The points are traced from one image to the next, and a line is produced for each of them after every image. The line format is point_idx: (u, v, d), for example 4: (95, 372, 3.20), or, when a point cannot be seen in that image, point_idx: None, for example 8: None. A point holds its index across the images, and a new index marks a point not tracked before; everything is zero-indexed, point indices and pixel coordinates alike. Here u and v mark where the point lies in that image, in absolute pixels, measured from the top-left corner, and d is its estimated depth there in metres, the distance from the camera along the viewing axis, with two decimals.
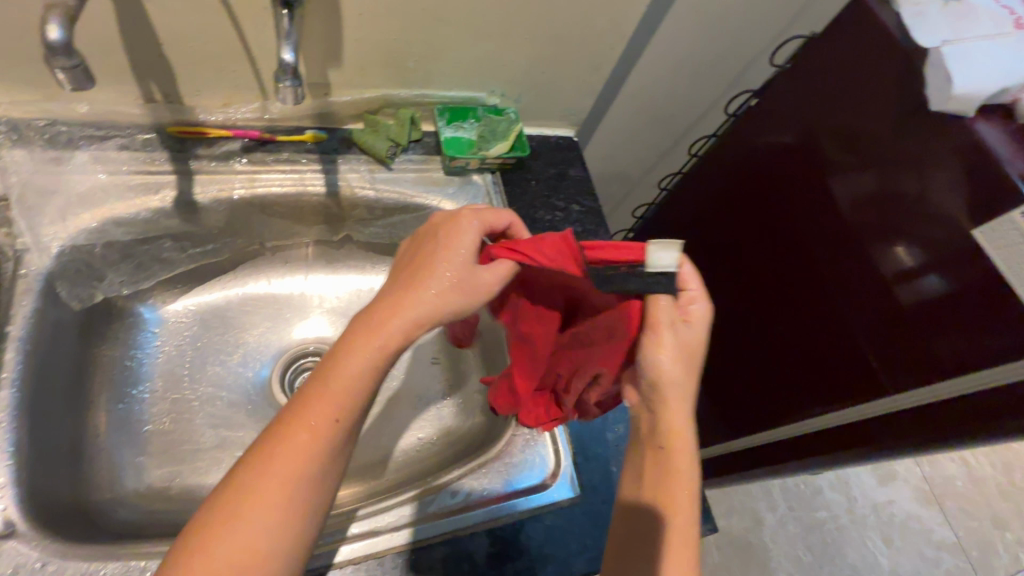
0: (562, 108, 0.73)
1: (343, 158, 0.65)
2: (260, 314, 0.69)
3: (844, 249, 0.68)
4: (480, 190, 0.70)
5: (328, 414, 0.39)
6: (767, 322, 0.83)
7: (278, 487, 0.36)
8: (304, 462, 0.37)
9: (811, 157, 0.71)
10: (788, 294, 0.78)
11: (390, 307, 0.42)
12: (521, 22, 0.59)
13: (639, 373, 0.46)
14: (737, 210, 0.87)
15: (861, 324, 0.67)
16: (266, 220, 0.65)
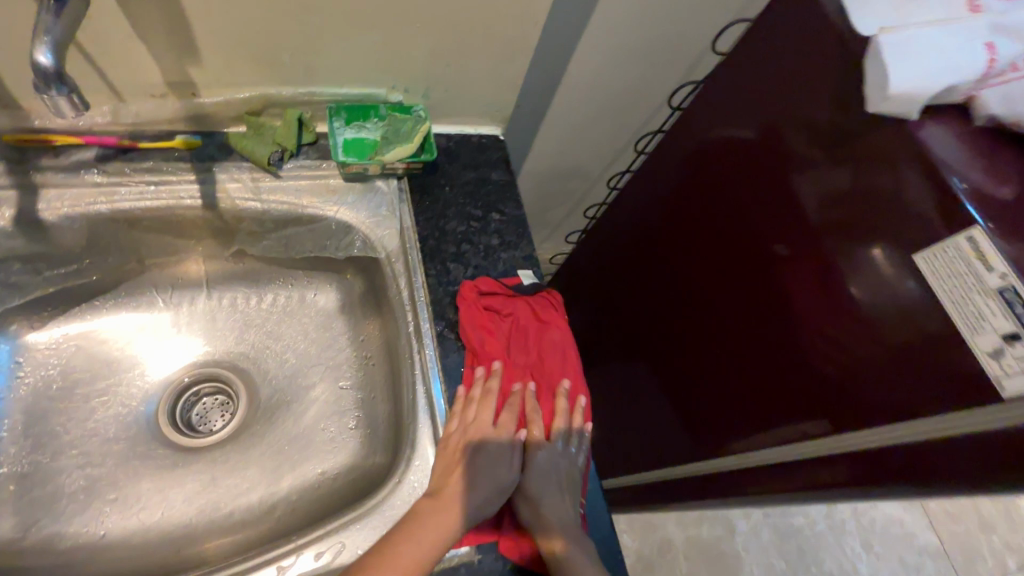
0: (480, 104, 0.65)
1: (222, 166, 0.57)
2: (143, 339, 0.63)
3: (786, 256, 0.58)
4: (384, 198, 0.63)
5: (458, 472, 0.50)
6: (705, 335, 0.72)
7: (427, 529, 0.45)
8: (444, 509, 0.47)
9: (763, 150, 0.60)
10: (740, 308, 0.65)
11: (481, 422, 0.52)
12: (408, 8, 0.51)
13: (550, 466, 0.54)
14: (682, 208, 0.76)
15: (801, 345, 0.57)
16: (137, 236, 0.58)
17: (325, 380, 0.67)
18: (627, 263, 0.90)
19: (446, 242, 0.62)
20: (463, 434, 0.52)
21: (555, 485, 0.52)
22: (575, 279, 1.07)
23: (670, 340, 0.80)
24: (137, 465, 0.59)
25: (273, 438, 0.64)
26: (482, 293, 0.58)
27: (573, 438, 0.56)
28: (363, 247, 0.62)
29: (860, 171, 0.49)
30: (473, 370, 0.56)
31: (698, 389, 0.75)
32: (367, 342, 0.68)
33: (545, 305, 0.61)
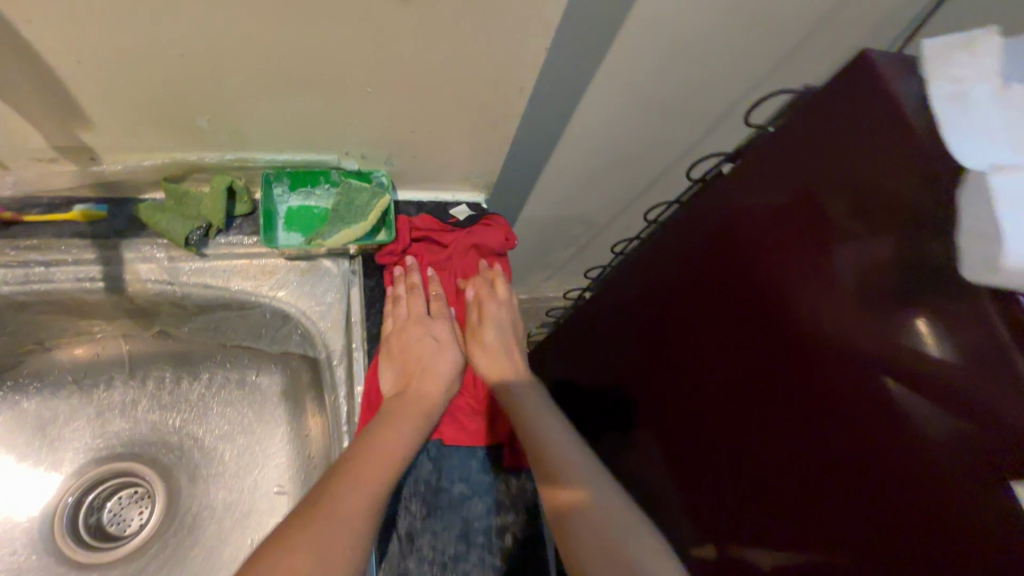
0: (456, 170, 0.55)
1: (130, 243, 0.47)
2: (45, 427, 0.54)
3: (804, 338, 0.45)
4: (332, 282, 0.52)
5: (411, 357, 0.47)
6: (698, 411, 0.59)
7: (405, 427, 0.41)
8: (412, 402, 0.43)
9: (786, 223, 0.46)
10: (747, 396, 0.52)
11: (415, 317, 0.50)
12: (355, 75, 0.40)
13: (492, 340, 0.52)
14: (675, 267, 0.61)
15: (819, 446, 0.44)
16: (33, 319, 0.49)
17: (258, 481, 0.57)
18: (617, 322, 0.76)
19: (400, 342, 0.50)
20: (402, 331, 0.49)
21: (502, 345, 0.52)
22: (569, 328, 0.93)
23: (659, 421, 0.66)
24: None
25: (190, 553, 0.54)
26: (414, 225, 0.55)
27: (507, 293, 0.56)
28: (303, 339, 0.52)
29: (905, 255, 0.37)
30: (393, 270, 0.54)
31: (692, 491, 0.61)
32: (311, 438, 0.58)
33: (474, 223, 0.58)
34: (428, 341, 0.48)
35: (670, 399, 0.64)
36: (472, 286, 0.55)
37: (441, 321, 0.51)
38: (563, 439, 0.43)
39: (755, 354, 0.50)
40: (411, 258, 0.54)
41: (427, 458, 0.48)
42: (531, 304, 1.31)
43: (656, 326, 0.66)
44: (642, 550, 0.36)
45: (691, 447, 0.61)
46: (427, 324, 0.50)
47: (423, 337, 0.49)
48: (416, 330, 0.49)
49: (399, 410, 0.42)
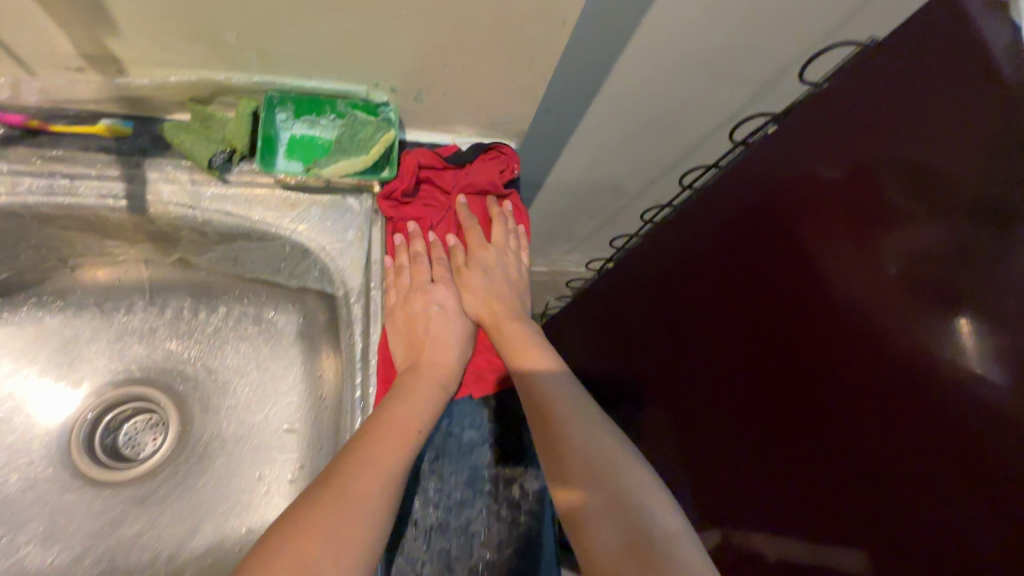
0: (486, 114, 0.53)
1: (154, 162, 0.47)
2: (65, 345, 0.55)
3: (835, 326, 0.44)
4: (354, 220, 0.51)
5: (421, 336, 0.47)
6: (710, 394, 0.58)
7: (423, 397, 0.43)
8: (426, 374, 0.45)
9: (831, 203, 0.44)
10: (768, 367, 0.50)
11: (419, 286, 0.49)
12: None
13: (494, 305, 0.51)
14: (702, 247, 0.58)
15: (842, 438, 0.44)
16: (55, 234, 0.49)
17: (269, 417, 0.58)
18: (637, 290, 0.73)
19: (408, 313, 0.48)
20: (407, 303, 0.49)
21: (508, 302, 0.52)
22: (587, 297, 0.91)
23: (673, 394, 0.64)
24: (42, 497, 0.51)
25: (199, 480, 0.55)
26: (420, 166, 0.51)
27: (509, 235, 0.55)
28: (321, 276, 0.52)
29: (960, 248, 0.36)
30: (393, 238, 0.52)
31: (703, 472, 0.60)
32: (323, 380, 0.58)
33: (480, 163, 0.54)
34: (433, 313, 0.49)
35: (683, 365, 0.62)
36: (468, 243, 0.53)
37: (445, 288, 0.50)
38: (589, 426, 0.42)
39: (777, 342, 0.49)
40: (413, 225, 0.52)
41: None
42: (551, 275, 1.29)
43: (677, 293, 0.63)
44: (650, 503, 0.37)
45: (703, 412, 0.60)
46: (431, 294, 0.49)
47: (431, 308, 0.49)
48: (421, 300, 0.49)
49: (414, 394, 0.43)
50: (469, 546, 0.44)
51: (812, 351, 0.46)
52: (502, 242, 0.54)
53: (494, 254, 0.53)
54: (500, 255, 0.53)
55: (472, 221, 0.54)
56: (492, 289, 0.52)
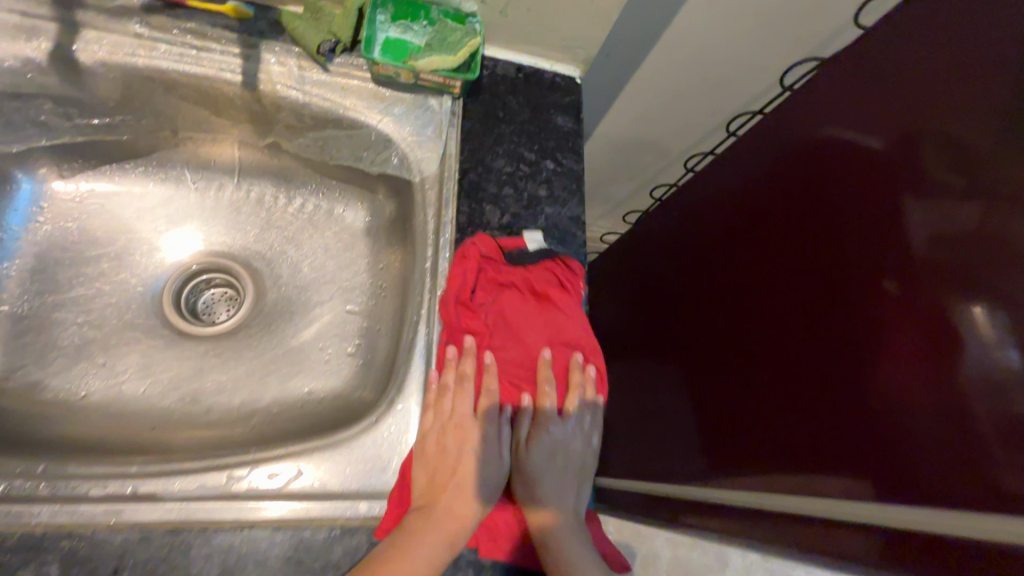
0: (560, 35, 0.58)
1: (269, 45, 0.53)
2: (160, 212, 0.61)
3: (855, 296, 0.42)
4: (433, 118, 0.57)
5: (449, 477, 0.44)
6: (724, 342, 0.59)
7: (426, 547, 0.39)
8: (439, 523, 0.41)
9: (864, 165, 0.44)
10: (774, 323, 0.51)
11: (461, 419, 0.46)
12: None
13: (537, 480, 0.47)
14: (745, 198, 0.60)
15: (822, 395, 0.44)
16: (173, 104, 0.55)
17: (333, 299, 0.64)
18: (678, 239, 0.76)
19: (442, 443, 0.45)
20: (443, 434, 0.45)
21: (558, 489, 0.47)
22: (629, 241, 0.96)
23: (687, 327, 0.68)
24: (136, 337, 0.58)
25: (269, 343, 0.61)
26: (484, 256, 0.50)
27: (582, 411, 0.50)
28: (399, 166, 0.57)
29: (973, 220, 0.35)
30: (446, 349, 0.48)
31: (698, 417, 0.61)
32: (385, 271, 0.64)
33: (569, 299, 0.52)
34: (466, 454, 0.45)
35: (707, 318, 0.64)
36: (534, 403, 0.49)
37: (487, 426, 0.47)
38: None
39: (798, 314, 0.48)
40: (469, 341, 0.49)
41: None
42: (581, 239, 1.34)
43: (716, 245, 0.65)
44: None
45: (709, 362, 0.61)
46: (471, 432, 0.46)
47: (465, 447, 0.45)
48: (459, 436, 0.46)
49: (416, 540, 0.39)
50: None
51: (817, 308, 0.46)
52: (572, 414, 0.50)
53: (557, 430, 0.49)
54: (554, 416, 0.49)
55: (544, 378, 0.50)
56: (542, 460, 0.47)
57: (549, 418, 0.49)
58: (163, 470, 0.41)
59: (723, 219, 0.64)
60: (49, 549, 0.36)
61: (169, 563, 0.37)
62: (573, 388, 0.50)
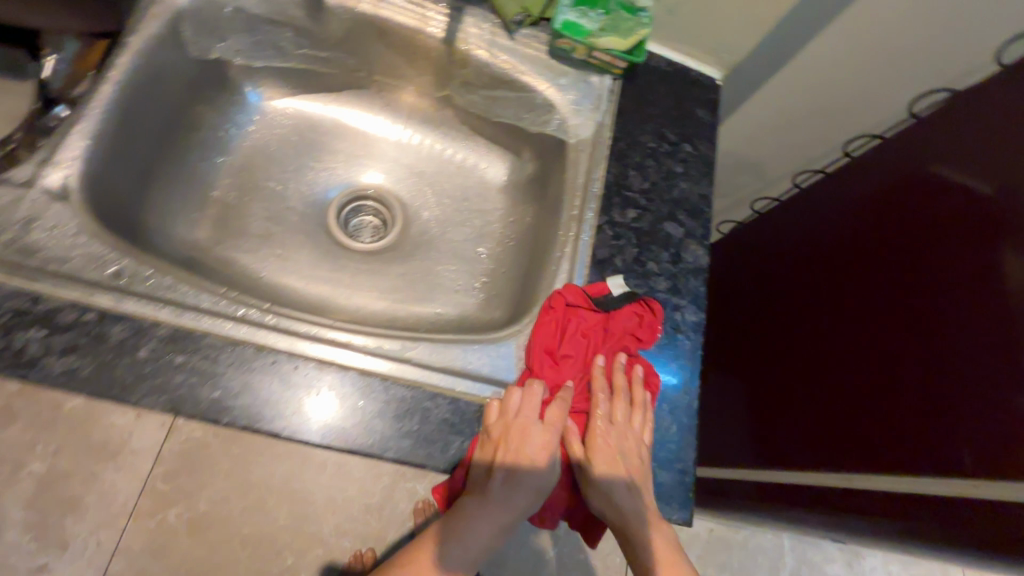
0: (713, 38, 0.66)
1: (471, 11, 0.63)
2: (340, 142, 0.71)
3: (940, 312, 0.57)
4: (594, 92, 0.65)
5: (504, 468, 0.46)
6: (821, 343, 0.72)
7: (471, 536, 0.45)
8: (489, 513, 0.45)
9: (978, 205, 0.56)
10: (879, 332, 0.64)
11: (523, 426, 0.47)
12: None
13: (594, 479, 0.48)
14: (860, 225, 0.72)
15: (915, 392, 0.58)
16: (380, 50, 0.65)
17: (467, 241, 0.72)
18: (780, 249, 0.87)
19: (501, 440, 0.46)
20: (504, 434, 0.46)
21: (620, 490, 0.47)
22: (727, 250, 1.04)
23: (784, 326, 0.80)
24: (305, 239, 0.67)
25: (410, 266, 0.69)
26: (569, 304, 0.53)
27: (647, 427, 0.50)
28: (556, 129, 0.65)
29: None
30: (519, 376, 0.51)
31: (787, 402, 0.75)
32: (516, 224, 0.72)
33: (644, 338, 0.53)
34: (523, 455, 0.47)
35: (807, 321, 0.76)
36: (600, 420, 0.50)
37: (548, 436, 0.48)
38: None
39: (894, 319, 0.62)
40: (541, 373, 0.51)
41: (633, 210, 0.60)
42: None
43: (822, 261, 0.77)
44: None
45: (805, 358, 0.74)
46: (532, 439, 0.47)
47: (523, 448, 0.47)
48: (520, 438, 0.46)
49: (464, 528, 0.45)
50: (671, 333, 0.55)
51: (919, 324, 0.59)
52: (636, 432, 0.49)
53: (618, 445, 0.48)
54: (618, 428, 0.49)
55: (610, 403, 0.50)
56: (599, 464, 0.49)
57: (609, 436, 0.49)
58: (353, 329, 0.49)
59: (832, 238, 0.76)
60: (276, 364, 0.45)
61: (356, 400, 0.45)
62: (636, 408, 0.50)
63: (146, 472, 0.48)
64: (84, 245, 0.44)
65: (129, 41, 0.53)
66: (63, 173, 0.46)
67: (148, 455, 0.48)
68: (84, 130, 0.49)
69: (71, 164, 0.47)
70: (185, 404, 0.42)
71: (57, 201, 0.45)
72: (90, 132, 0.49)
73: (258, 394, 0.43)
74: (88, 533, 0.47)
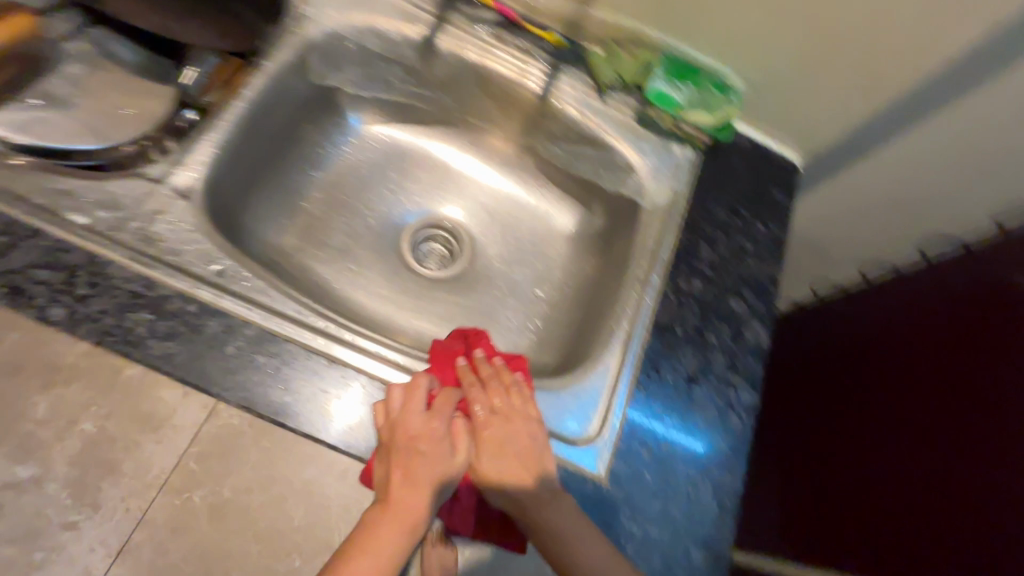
0: (797, 125, 0.67)
1: (568, 71, 0.67)
2: (425, 172, 0.76)
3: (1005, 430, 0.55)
4: (673, 162, 0.67)
5: (399, 463, 0.42)
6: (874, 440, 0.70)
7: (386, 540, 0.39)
8: (400, 511, 0.40)
9: None
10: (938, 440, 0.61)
11: (407, 422, 0.43)
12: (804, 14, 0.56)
13: (496, 466, 0.45)
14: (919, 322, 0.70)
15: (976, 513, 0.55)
16: (477, 95, 0.70)
17: (527, 282, 0.74)
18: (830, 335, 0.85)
19: (393, 430, 0.43)
20: (390, 431, 0.43)
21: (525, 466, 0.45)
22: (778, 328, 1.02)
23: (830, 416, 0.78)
24: (377, 258, 0.71)
25: (470, 298, 0.72)
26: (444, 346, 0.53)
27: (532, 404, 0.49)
28: (631, 191, 0.67)
29: None
30: None
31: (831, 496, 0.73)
32: (577, 272, 0.74)
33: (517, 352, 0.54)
34: (417, 451, 0.43)
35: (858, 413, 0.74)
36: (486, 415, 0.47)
37: (435, 427, 0.44)
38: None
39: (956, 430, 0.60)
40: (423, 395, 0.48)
41: (699, 280, 0.60)
42: None
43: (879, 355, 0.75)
44: None
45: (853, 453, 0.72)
46: (417, 431, 0.43)
47: (412, 444, 0.43)
48: (405, 435, 0.43)
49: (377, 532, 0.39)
50: (724, 410, 0.55)
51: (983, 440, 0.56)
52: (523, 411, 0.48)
53: (511, 424, 0.47)
54: (501, 410, 0.47)
55: (494, 394, 0.48)
56: (498, 449, 0.46)
57: (497, 420, 0.47)
58: (419, 357, 0.52)
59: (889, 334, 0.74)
60: (346, 378, 0.47)
61: None
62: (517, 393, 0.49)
63: (184, 448, 0.43)
64: (195, 241, 0.49)
65: (265, 65, 0.59)
66: (188, 177, 0.52)
67: (190, 430, 0.44)
68: (213, 140, 0.54)
69: (196, 169, 0.52)
70: (258, 404, 0.44)
71: (181, 199, 0.51)
72: (218, 142, 0.55)
73: (325, 405, 0.46)
74: (120, 497, 0.41)
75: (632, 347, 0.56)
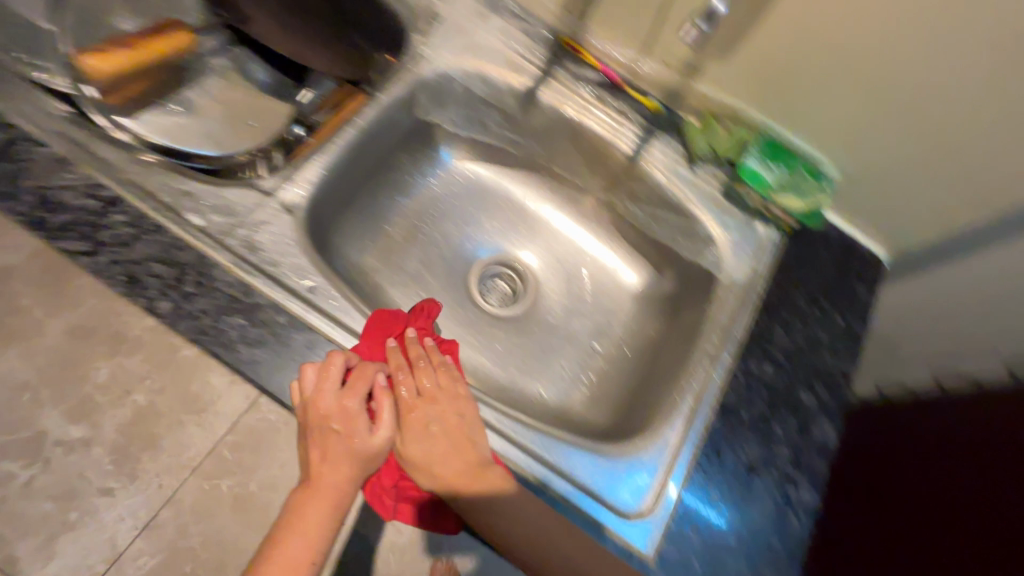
0: (890, 223, 0.66)
1: (660, 136, 0.69)
2: (504, 213, 0.78)
3: None
4: (755, 240, 0.66)
5: (320, 442, 0.42)
6: None
7: (314, 522, 0.39)
8: (322, 493, 0.40)
9: None
10: None
11: (323, 402, 0.43)
12: (917, 114, 0.55)
13: (431, 447, 0.47)
14: None
15: None
16: (567, 147, 0.72)
17: (586, 335, 0.73)
18: None
19: (309, 405, 0.43)
20: (305, 411, 0.43)
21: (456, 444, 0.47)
22: None
23: None
24: (446, 288, 0.72)
25: (529, 342, 0.72)
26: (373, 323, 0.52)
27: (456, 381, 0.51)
28: (707, 262, 0.67)
29: None
30: None
31: None
32: (639, 333, 0.73)
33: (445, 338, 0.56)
34: (335, 430, 0.43)
35: None
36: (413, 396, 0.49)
37: (351, 405, 0.44)
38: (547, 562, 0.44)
39: None
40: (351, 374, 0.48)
41: (769, 366, 0.59)
42: None
43: None
44: None
45: None
46: (332, 407, 0.43)
47: (326, 423, 0.43)
48: (320, 417, 0.43)
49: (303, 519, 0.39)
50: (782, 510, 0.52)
51: None
52: (446, 388, 0.50)
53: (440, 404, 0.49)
54: (426, 391, 0.50)
55: (420, 377, 0.50)
56: (428, 431, 0.47)
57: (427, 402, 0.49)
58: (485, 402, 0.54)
59: None
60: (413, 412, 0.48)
61: None
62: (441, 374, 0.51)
63: (220, 436, 0.47)
64: (292, 253, 0.52)
65: (379, 97, 0.63)
66: (295, 195, 0.55)
67: (231, 417, 0.47)
68: (321, 162, 0.57)
69: (302, 186, 0.55)
70: None
71: (286, 213, 0.54)
72: (325, 164, 0.58)
73: None
74: (155, 475, 0.45)
75: (694, 425, 0.55)
